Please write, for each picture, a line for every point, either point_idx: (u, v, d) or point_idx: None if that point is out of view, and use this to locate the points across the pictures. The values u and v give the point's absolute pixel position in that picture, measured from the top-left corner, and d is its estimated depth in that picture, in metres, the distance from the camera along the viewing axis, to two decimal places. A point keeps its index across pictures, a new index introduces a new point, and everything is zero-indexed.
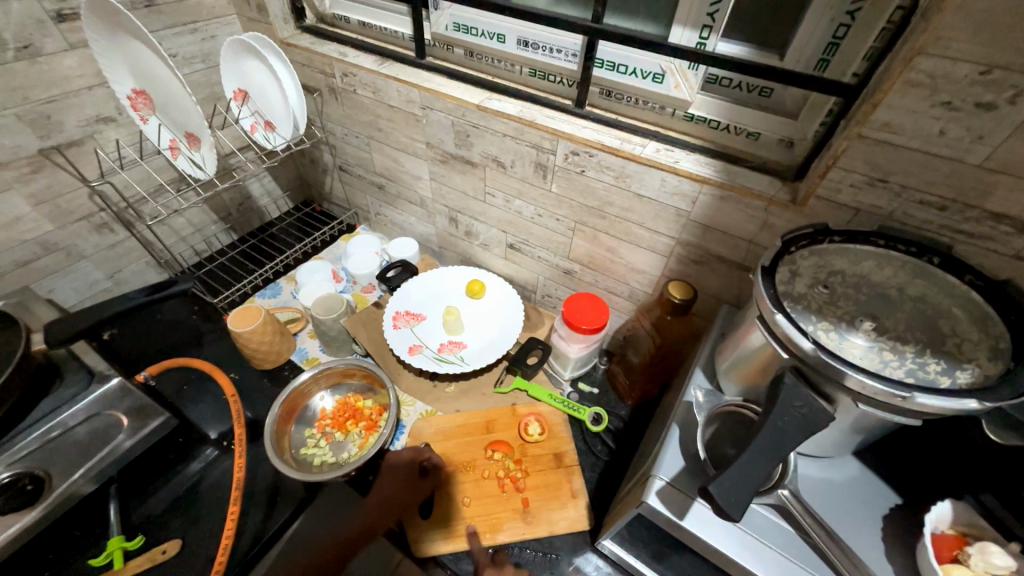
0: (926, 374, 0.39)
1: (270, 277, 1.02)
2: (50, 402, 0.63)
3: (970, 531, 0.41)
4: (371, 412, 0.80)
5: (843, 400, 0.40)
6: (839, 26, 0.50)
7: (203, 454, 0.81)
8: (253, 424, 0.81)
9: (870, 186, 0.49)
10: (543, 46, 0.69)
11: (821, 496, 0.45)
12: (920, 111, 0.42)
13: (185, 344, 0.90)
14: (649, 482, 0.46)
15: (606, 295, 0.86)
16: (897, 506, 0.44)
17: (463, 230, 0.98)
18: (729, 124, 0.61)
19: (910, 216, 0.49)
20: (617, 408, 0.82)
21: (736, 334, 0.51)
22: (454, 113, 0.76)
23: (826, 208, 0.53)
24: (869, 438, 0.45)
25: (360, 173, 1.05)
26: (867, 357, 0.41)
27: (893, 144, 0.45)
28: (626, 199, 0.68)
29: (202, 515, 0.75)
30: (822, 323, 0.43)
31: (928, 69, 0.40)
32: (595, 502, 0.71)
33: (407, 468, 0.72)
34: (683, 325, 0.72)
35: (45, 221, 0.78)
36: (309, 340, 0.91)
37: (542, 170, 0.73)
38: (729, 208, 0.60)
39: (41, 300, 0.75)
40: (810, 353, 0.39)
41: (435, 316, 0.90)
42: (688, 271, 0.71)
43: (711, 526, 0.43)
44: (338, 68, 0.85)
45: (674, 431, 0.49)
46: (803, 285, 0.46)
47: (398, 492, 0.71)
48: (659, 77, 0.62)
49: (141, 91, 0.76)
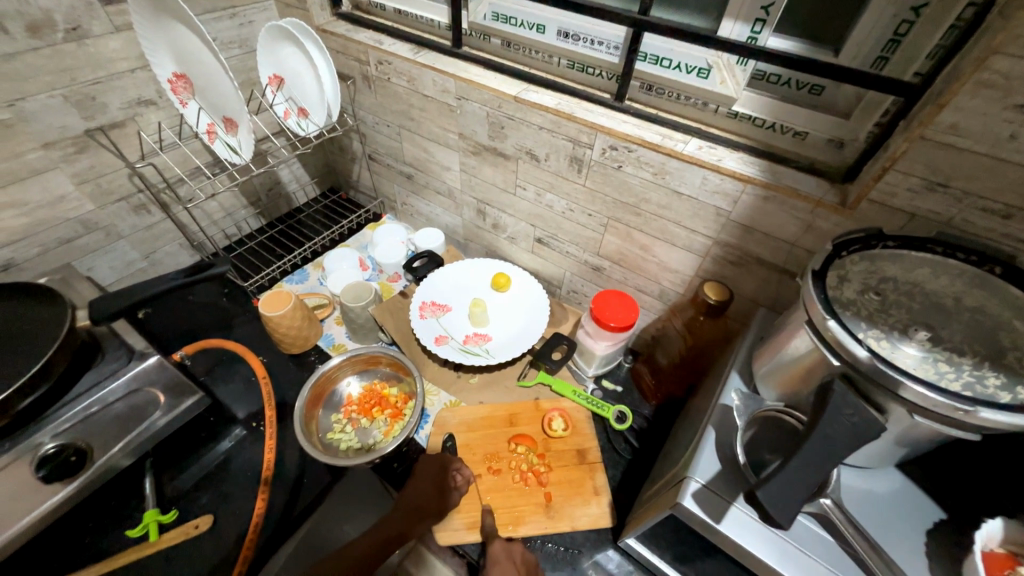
0: (985, 388, 0.38)
1: (298, 262, 1.03)
2: (92, 376, 0.65)
3: (1020, 551, 0.39)
4: (397, 400, 0.81)
5: (896, 411, 0.39)
6: (902, 23, 0.48)
7: (233, 433, 0.82)
8: (280, 407, 0.83)
9: (928, 191, 0.47)
10: (584, 38, 0.67)
11: (864, 508, 0.44)
12: (990, 113, 0.41)
13: (216, 325, 0.92)
14: (684, 483, 0.46)
15: (635, 293, 0.84)
16: (942, 521, 0.43)
17: (490, 222, 0.97)
18: (775, 123, 0.59)
19: (970, 223, 0.47)
20: (640, 407, 0.82)
21: (777, 338, 0.50)
22: (490, 104, 0.75)
23: (877, 212, 0.51)
24: (916, 450, 0.43)
25: (389, 162, 1.05)
26: (922, 367, 0.40)
27: (957, 148, 0.43)
28: (663, 196, 0.66)
29: (231, 492, 0.76)
30: (873, 331, 0.42)
31: (1004, 69, 0.38)
32: (618, 500, 0.71)
33: (438, 477, 0.69)
34: (716, 327, 0.70)
35: (87, 201, 0.80)
36: (336, 326, 0.92)
37: (577, 164, 0.72)
38: (772, 209, 0.58)
39: (83, 277, 0.77)
40: (864, 361, 0.38)
41: (461, 307, 0.90)
42: (724, 272, 0.69)
43: (749, 532, 0.42)
44: (373, 56, 0.84)
45: (709, 434, 0.49)
46: (853, 291, 0.45)
47: (419, 500, 0.66)
48: (705, 72, 0.60)
49: (182, 75, 0.76)
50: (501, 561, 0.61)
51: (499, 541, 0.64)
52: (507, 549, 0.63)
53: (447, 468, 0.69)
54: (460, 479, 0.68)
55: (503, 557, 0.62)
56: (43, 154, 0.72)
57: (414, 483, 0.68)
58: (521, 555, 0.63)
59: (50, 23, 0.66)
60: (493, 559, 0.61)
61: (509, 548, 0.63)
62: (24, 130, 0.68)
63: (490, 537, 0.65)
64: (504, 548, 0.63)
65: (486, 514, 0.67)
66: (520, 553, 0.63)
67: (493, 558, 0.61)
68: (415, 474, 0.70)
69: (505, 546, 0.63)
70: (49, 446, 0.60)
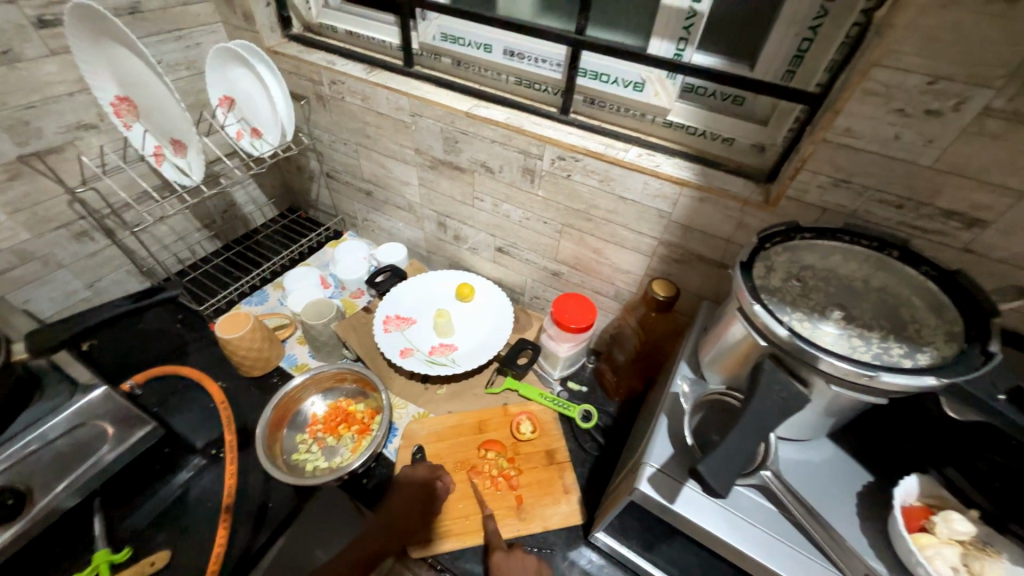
0: (890, 357, 0.43)
1: (256, 284, 1.01)
2: (31, 414, 0.62)
3: (936, 503, 0.45)
4: (364, 415, 0.80)
5: (817, 382, 0.43)
6: (802, 40, 0.54)
7: (191, 463, 0.79)
8: (242, 433, 0.80)
9: (835, 186, 0.53)
10: (528, 56, 0.71)
11: (801, 476, 0.48)
12: (877, 117, 0.46)
13: (169, 352, 0.89)
14: (640, 469, 0.48)
15: (593, 295, 0.88)
16: (869, 484, 0.47)
17: (451, 234, 0.99)
18: (705, 131, 0.65)
19: (871, 214, 0.53)
20: (604, 405, 0.85)
21: (718, 327, 0.54)
22: (443, 120, 0.78)
23: (796, 207, 0.57)
24: (842, 420, 0.48)
25: (347, 179, 1.05)
26: (837, 343, 0.44)
27: (854, 148, 0.49)
28: (611, 202, 0.71)
29: (190, 526, 0.73)
30: (796, 314, 0.47)
31: (883, 79, 0.44)
32: (588, 496, 0.73)
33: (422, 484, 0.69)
34: (668, 322, 0.74)
35: (23, 229, 0.76)
36: (299, 345, 0.91)
37: (530, 174, 0.76)
38: (708, 209, 0.63)
39: (19, 310, 0.72)
40: (785, 339, 0.42)
41: (425, 319, 0.91)
42: (671, 270, 0.74)
43: (700, 509, 0.45)
44: (326, 76, 0.86)
45: (661, 421, 0.52)
46: (778, 279, 0.50)
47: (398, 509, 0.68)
48: (640, 86, 0.65)
49: (124, 97, 0.75)
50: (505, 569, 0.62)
51: (502, 551, 0.65)
52: (509, 557, 0.64)
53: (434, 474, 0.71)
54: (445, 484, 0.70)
55: (506, 564, 0.63)
56: None
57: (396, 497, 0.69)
58: (524, 562, 0.64)
59: None
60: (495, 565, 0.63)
61: (510, 555, 0.64)
62: None
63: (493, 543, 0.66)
64: (506, 556, 0.64)
65: (491, 518, 0.68)
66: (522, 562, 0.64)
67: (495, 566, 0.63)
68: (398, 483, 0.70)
69: (506, 554, 0.64)
70: None
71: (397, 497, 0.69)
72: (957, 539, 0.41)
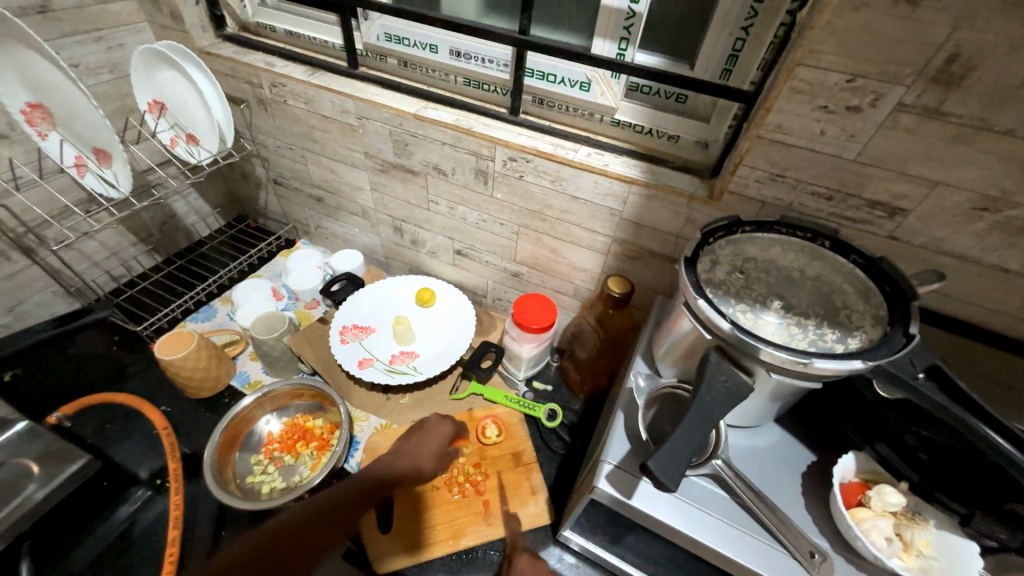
0: (824, 342, 0.45)
1: (202, 299, 0.96)
2: None
3: (871, 477, 0.48)
4: (323, 431, 0.77)
5: (759, 371, 0.45)
6: (736, 40, 0.56)
7: (134, 496, 0.74)
8: (191, 459, 0.76)
9: (772, 181, 0.55)
10: (475, 56, 0.70)
11: (750, 462, 0.50)
12: (804, 114, 0.49)
13: (104, 378, 0.82)
14: (599, 467, 0.49)
15: (553, 294, 0.88)
16: (813, 464, 0.50)
17: (408, 239, 0.97)
18: (651, 128, 0.66)
19: (805, 206, 0.55)
20: (570, 402, 0.85)
21: (669, 321, 0.55)
22: (391, 122, 0.76)
23: (737, 202, 0.59)
24: (786, 405, 0.50)
25: (296, 185, 1.01)
26: (777, 332, 0.46)
27: (786, 144, 0.51)
28: (564, 202, 0.71)
29: (134, 564, 0.68)
30: (739, 305, 0.48)
31: (807, 78, 0.46)
32: (555, 495, 0.73)
33: (445, 437, 0.74)
34: (626, 317, 0.76)
35: None
36: (251, 362, 0.86)
37: (482, 176, 0.75)
38: (656, 206, 0.64)
39: None
40: (728, 332, 0.43)
41: (385, 327, 0.88)
42: (626, 267, 0.75)
43: (656, 502, 0.46)
44: (265, 79, 0.82)
45: (618, 417, 0.52)
46: (723, 273, 0.51)
47: (423, 456, 0.71)
48: (586, 85, 0.66)
49: (38, 104, 0.68)
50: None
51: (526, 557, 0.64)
52: (534, 564, 0.63)
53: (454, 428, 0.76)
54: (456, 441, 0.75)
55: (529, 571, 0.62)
56: None
57: (417, 441, 0.73)
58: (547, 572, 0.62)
59: None
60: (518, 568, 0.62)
61: (535, 564, 0.63)
62: None
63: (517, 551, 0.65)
64: (532, 562, 0.63)
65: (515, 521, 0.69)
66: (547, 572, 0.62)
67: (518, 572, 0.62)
68: (416, 436, 0.74)
69: (530, 561, 0.63)
70: None
71: (419, 441, 0.73)
72: (889, 510, 0.44)
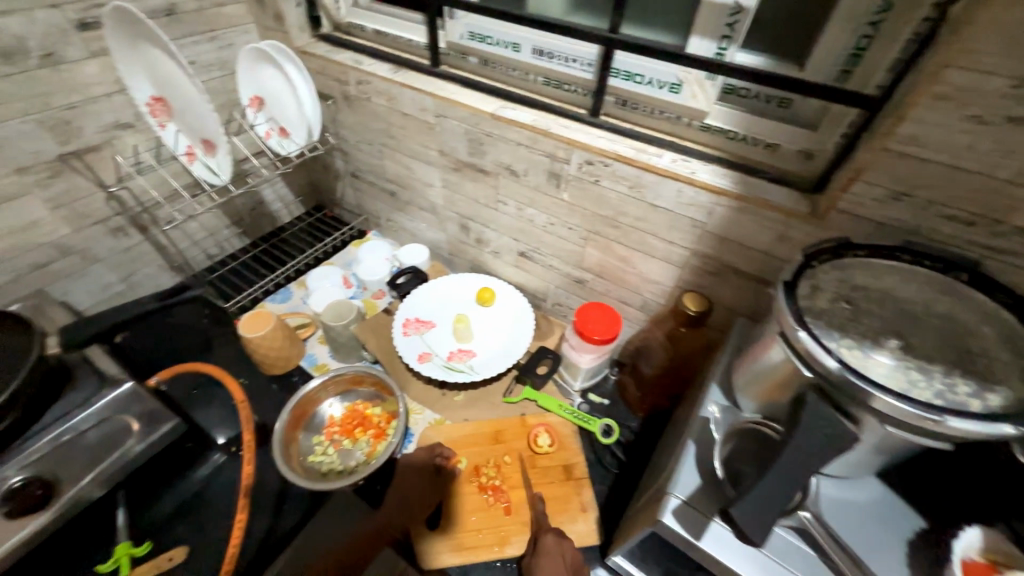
0: (955, 396, 0.38)
1: (281, 282, 1.03)
2: (62, 406, 0.63)
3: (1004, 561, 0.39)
4: (380, 420, 0.80)
5: (869, 420, 0.38)
6: (861, 37, 0.49)
7: (211, 459, 0.81)
8: (261, 430, 0.81)
9: (894, 200, 0.48)
10: (558, 55, 0.68)
11: (845, 518, 0.43)
12: (947, 124, 0.41)
13: (195, 348, 0.91)
14: (664, 500, 0.45)
15: (618, 304, 0.84)
16: (922, 531, 0.43)
17: (473, 237, 0.98)
18: (745, 135, 0.60)
19: (936, 230, 0.48)
20: (627, 419, 0.81)
21: (754, 348, 0.49)
22: (468, 121, 0.76)
23: (846, 221, 0.52)
24: (894, 459, 0.43)
25: (372, 179, 1.05)
26: (894, 376, 0.39)
27: (919, 158, 0.44)
28: (640, 209, 0.67)
29: (207, 521, 0.74)
30: (845, 341, 0.42)
31: (957, 82, 0.39)
32: (605, 515, 0.70)
33: (425, 463, 0.72)
34: (698, 337, 0.70)
35: (63, 225, 0.79)
36: (319, 345, 0.91)
37: (555, 178, 0.73)
38: (746, 220, 0.59)
39: (57, 303, 0.76)
40: (835, 372, 0.38)
41: (445, 323, 0.89)
42: (703, 283, 0.69)
43: (730, 548, 0.42)
44: (353, 76, 0.85)
45: (689, 448, 0.48)
46: (825, 301, 0.45)
47: (416, 492, 0.70)
48: (676, 87, 0.62)
49: (160, 97, 0.76)
50: (552, 555, 0.61)
51: (552, 535, 0.64)
52: (559, 542, 0.63)
53: (434, 453, 0.73)
54: (444, 465, 0.72)
55: (555, 550, 0.62)
56: (17, 179, 0.71)
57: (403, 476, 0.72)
58: (573, 552, 0.62)
59: (24, 50, 0.66)
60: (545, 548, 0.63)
61: (562, 541, 0.63)
62: None
63: (543, 529, 0.66)
64: (558, 541, 0.63)
65: (538, 502, 0.69)
66: (572, 551, 0.62)
67: (544, 550, 0.62)
68: (402, 470, 0.73)
69: (557, 539, 0.64)
70: (15, 479, 0.58)
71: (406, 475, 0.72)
72: None
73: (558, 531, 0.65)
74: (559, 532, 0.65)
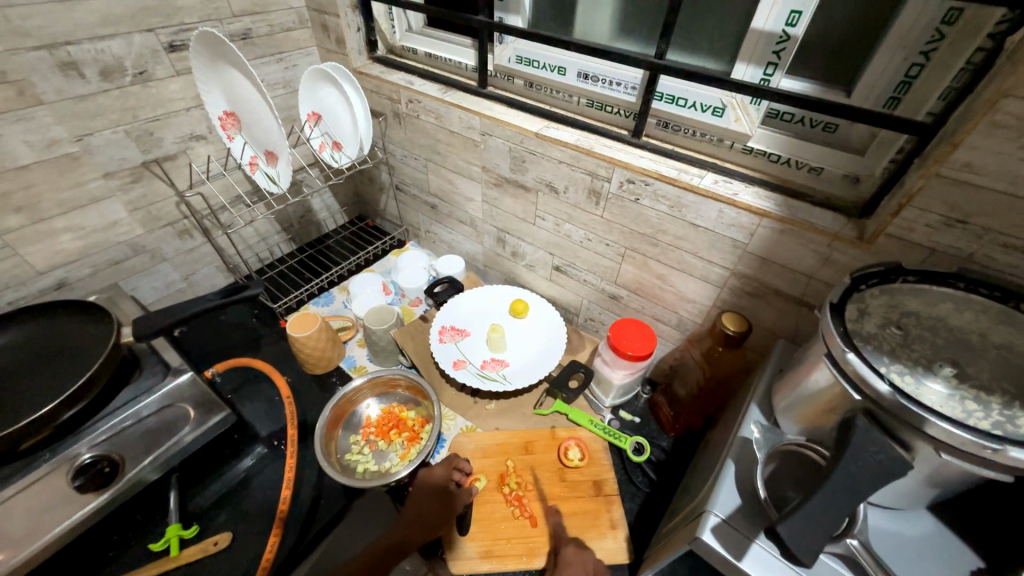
0: (1015, 428, 0.37)
1: (325, 286, 1.08)
2: (130, 392, 0.67)
3: None
4: (415, 423, 0.82)
5: (922, 448, 0.38)
6: (912, 66, 0.50)
7: (254, 451, 0.85)
8: (301, 427, 0.85)
9: (947, 227, 0.48)
10: (603, 79, 0.71)
11: (894, 550, 0.42)
12: (1005, 153, 0.41)
13: (244, 345, 0.96)
14: (703, 517, 0.45)
15: (652, 322, 0.85)
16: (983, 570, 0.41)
17: (509, 250, 1.00)
18: (790, 159, 0.61)
19: (992, 258, 0.47)
20: (658, 438, 0.81)
21: (797, 370, 0.49)
22: (512, 139, 0.80)
23: (896, 246, 0.52)
24: (947, 492, 0.42)
25: (414, 192, 1.10)
26: (948, 405, 0.39)
27: (975, 186, 0.44)
28: (680, 228, 0.68)
29: (248, 511, 0.77)
30: (896, 366, 0.42)
31: (1016, 111, 0.39)
32: (633, 535, 0.69)
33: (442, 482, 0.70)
34: (735, 359, 0.70)
35: (138, 226, 0.87)
36: (358, 348, 0.95)
37: (595, 196, 0.75)
38: (789, 242, 0.59)
39: (128, 297, 0.82)
40: (886, 396, 0.38)
41: (479, 333, 0.92)
42: (742, 303, 0.70)
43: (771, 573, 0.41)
44: (404, 95, 0.91)
45: (728, 467, 0.48)
46: (873, 325, 0.45)
47: (433, 513, 0.68)
48: (719, 111, 0.63)
49: (231, 112, 0.83)
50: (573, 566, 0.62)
51: (572, 547, 0.65)
52: (580, 554, 0.63)
53: (452, 467, 0.71)
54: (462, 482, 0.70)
55: (577, 561, 0.62)
56: (103, 183, 0.79)
57: (418, 496, 0.70)
58: (594, 564, 0.62)
59: (121, 68, 0.73)
60: (565, 562, 0.62)
61: (582, 553, 0.64)
62: (88, 162, 0.75)
63: (562, 540, 0.66)
64: (578, 553, 0.63)
65: (554, 513, 0.69)
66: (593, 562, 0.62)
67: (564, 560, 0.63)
68: (419, 488, 0.71)
69: (578, 550, 0.64)
70: (85, 457, 0.62)
71: (422, 496, 0.70)
72: None
73: (578, 542, 0.66)
74: (579, 543, 0.65)
